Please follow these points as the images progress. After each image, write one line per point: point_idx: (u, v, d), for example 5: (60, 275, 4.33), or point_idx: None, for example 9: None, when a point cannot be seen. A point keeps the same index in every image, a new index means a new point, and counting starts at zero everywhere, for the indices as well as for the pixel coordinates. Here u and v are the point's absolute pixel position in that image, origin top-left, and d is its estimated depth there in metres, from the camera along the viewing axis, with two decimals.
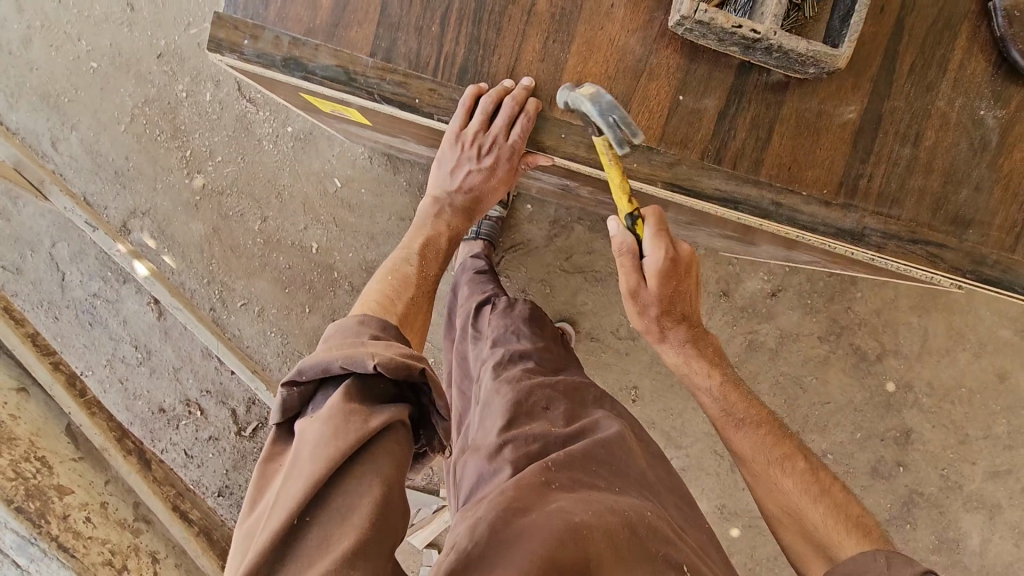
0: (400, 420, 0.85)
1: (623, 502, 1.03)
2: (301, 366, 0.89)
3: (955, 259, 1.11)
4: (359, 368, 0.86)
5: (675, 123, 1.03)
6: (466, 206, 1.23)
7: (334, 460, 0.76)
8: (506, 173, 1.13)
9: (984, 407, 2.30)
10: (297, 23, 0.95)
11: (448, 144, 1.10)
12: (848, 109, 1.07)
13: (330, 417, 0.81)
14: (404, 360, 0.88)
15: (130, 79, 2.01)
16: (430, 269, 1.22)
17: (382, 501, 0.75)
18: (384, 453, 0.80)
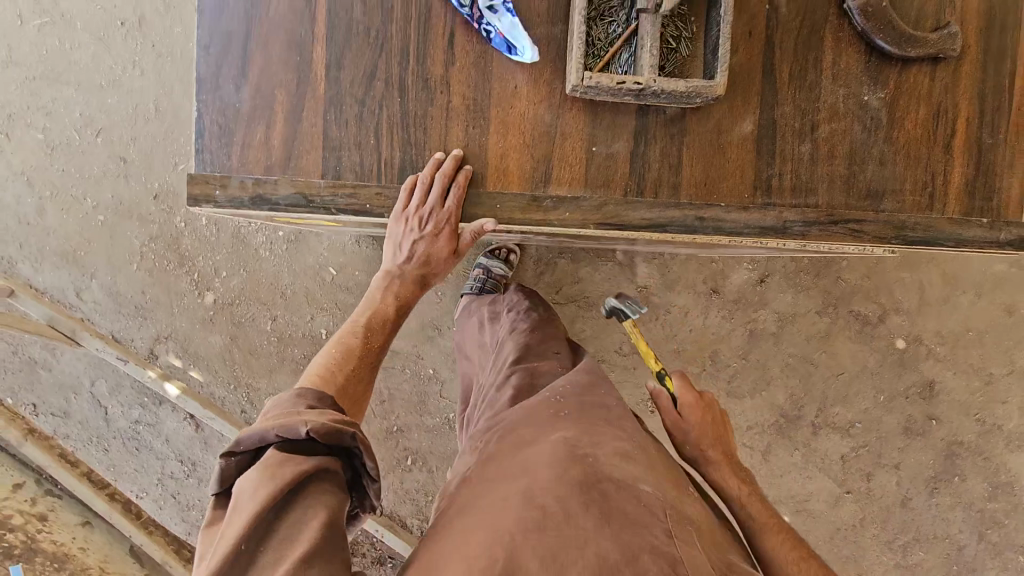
0: (332, 472, 0.97)
1: (620, 423, 1.19)
2: (239, 437, 0.99)
3: (878, 229, 1.22)
4: (292, 435, 0.97)
5: (595, 169, 1.17)
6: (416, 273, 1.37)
7: (269, 499, 0.89)
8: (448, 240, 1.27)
9: (1000, 343, 2.36)
10: (257, 166, 1.12)
11: (393, 223, 1.22)
12: (744, 123, 1.20)
13: (268, 466, 0.94)
14: (334, 425, 0.98)
15: (135, 223, 2.24)
16: (371, 334, 1.37)
17: (325, 521, 0.91)
18: (319, 489, 0.94)
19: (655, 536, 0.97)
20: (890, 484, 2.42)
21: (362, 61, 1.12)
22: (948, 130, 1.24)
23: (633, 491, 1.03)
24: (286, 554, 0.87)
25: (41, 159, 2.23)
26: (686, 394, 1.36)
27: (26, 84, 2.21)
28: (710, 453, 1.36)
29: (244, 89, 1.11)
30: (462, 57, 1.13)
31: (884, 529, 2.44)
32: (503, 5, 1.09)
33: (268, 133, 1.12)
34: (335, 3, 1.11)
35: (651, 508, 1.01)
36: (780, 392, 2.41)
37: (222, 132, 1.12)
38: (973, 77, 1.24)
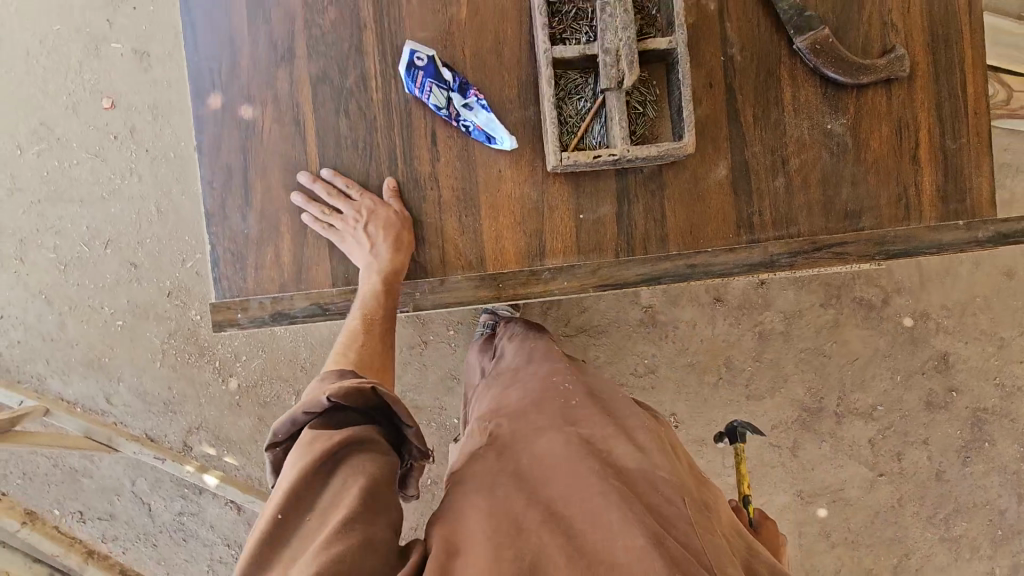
0: (367, 435, 0.89)
1: (633, 415, 1.14)
2: (274, 426, 0.93)
3: (860, 248, 1.28)
4: (318, 408, 0.90)
5: (585, 235, 1.24)
6: (394, 269, 1.15)
7: (309, 468, 0.83)
8: (390, 229, 1.15)
9: (1005, 306, 2.40)
10: (272, 283, 1.19)
11: (335, 238, 1.17)
12: (719, 169, 1.27)
13: (302, 441, 0.89)
14: (352, 385, 0.90)
15: (152, 323, 2.32)
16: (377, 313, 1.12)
17: (369, 482, 0.84)
18: (356, 453, 0.87)
19: (679, 531, 0.93)
20: (922, 460, 2.45)
21: (355, 172, 1.20)
22: (912, 142, 1.30)
23: (655, 481, 1.00)
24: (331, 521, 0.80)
25: (56, 276, 2.32)
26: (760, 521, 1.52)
27: (33, 208, 2.31)
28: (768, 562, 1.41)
29: (251, 215, 1.19)
30: (446, 153, 1.21)
31: (924, 506, 2.46)
32: (477, 102, 1.18)
33: (278, 252, 1.19)
34: (321, 123, 1.19)
35: (674, 500, 0.98)
36: (798, 387, 2.45)
37: (235, 257, 1.19)
38: (927, 90, 1.30)
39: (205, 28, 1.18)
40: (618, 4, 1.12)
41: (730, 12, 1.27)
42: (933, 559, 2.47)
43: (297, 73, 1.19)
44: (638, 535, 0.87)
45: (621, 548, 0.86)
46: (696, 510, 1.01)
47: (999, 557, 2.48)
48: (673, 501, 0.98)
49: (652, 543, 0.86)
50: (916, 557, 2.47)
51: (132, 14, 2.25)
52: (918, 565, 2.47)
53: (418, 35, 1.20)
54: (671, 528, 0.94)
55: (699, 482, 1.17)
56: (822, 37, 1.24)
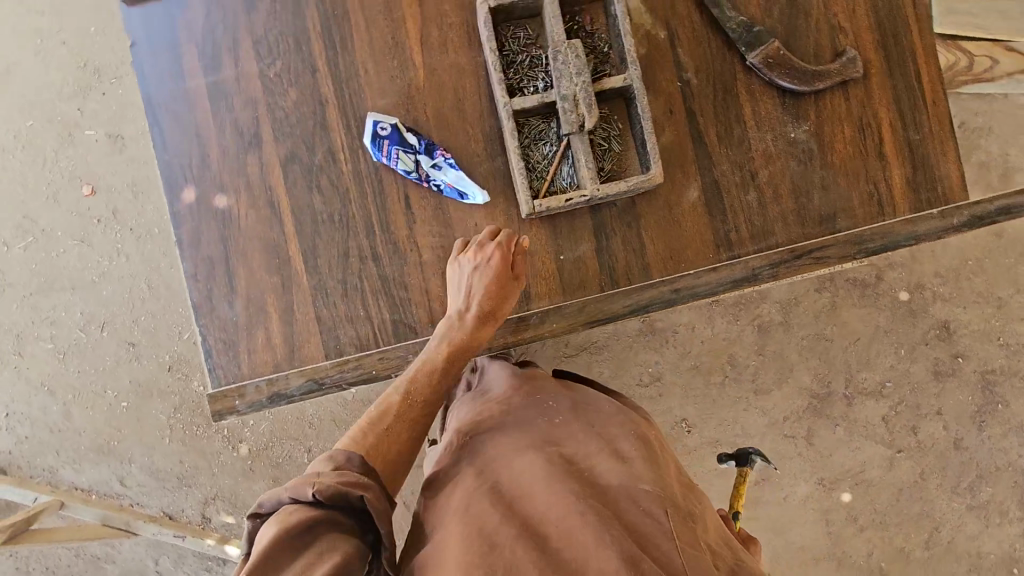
0: (340, 535, 0.82)
1: (616, 423, 1.10)
2: (258, 501, 0.85)
3: (841, 250, 1.29)
4: (300, 496, 0.82)
5: (567, 274, 1.26)
6: (475, 338, 1.15)
7: (275, 541, 0.77)
8: (501, 292, 1.15)
9: (999, 266, 2.41)
10: (265, 365, 1.20)
11: (460, 265, 1.16)
12: (690, 191, 1.28)
13: (274, 523, 0.81)
14: (340, 485, 0.83)
15: (157, 400, 2.33)
16: (419, 394, 1.08)
17: (337, 565, 0.77)
18: (331, 535, 0.81)
19: (657, 548, 0.88)
20: (938, 431, 2.45)
21: (334, 245, 1.21)
22: (876, 139, 1.32)
23: (636, 495, 0.94)
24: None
25: (56, 366, 2.33)
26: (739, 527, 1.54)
27: (25, 302, 2.32)
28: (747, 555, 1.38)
29: (237, 302, 1.20)
30: (421, 213, 1.22)
31: (947, 476, 2.45)
32: (445, 160, 1.20)
33: (268, 334, 1.20)
34: (296, 202, 1.21)
35: (657, 513, 0.92)
36: (805, 375, 2.45)
37: (227, 344, 1.20)
38: (883, 86, 1.32)
39: (171, 125, 1.21)
40: (569, 51, 1.15)
41: (681, 37, 1.29)
42: (964, 529, 2.46)
43: (266, 157, 1.21)
44: (612, 557, 0.83)
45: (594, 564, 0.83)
46: (679, 521, 0.93)
47: None
48: (655, 515, 0.92)
49: (626, 564, 0.82)
50: (946, 529, 2.46)
51: (102, 99, 2.28)
52: (950, 537, 2.45)
53: (379, 102, 1.22)
54: (650, 545, 0.88)
55: (687, 489, 1.07)
56: (773, 50, 1.26)
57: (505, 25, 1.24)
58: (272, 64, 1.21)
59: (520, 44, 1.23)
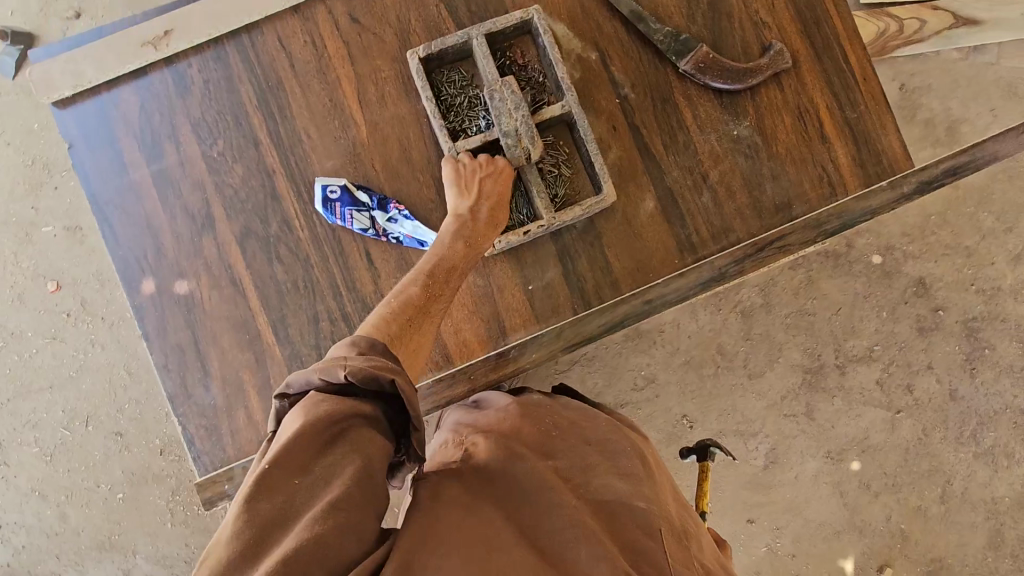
0: (368, 425, 0.81)
1: (615, 438, 1.06)
2: (288, 379, 0.86)
3: (800, 236, 1.32)
4: (333, 379, 0.82)
5: (540, 303, 1.26)
6: (485, 242, 1.15)
7: (302, 437, 0.75)
8: (505, 196, 1.18)
9: (962, 216, 2.46)
10: (250, 444, 1.18)
11: (468, 166, 1.17)
12: (646, 202, 1.30)
13: (301, 411, 0.80)
14: (374, 370, 0.82)
15: (153, 486, 2.27)
16: (436, 288, 1.09)
17: (360, 471, 0.76)
18: (357, 430, 0.80)
19: (651, 565, 0.86)
20: (932, 385, 2.48)
21: (302, 313, 1.20)
22: (816, 124, 1.35)
23: (633, 509, 0.92)
24: (312, 504, 0.71)
25: (44, 469, 2.27)
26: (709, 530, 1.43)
27: (4, 408, 2.27)
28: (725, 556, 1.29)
29: (212, 385, 1.18)
30: (384, 267, 1.22)
31: (949, 428, 2.48)
32: (400, 213, 1.20)
33: (248, 412, 1.18)
34: (258, 277, 1.20)
35: (653, 530, 0.89)
36: (794, 351, 2.47)
37: (209, 429, 1.18)
38: (813, 72, 1.36)
39: (122, 220, 1.20)
40: (504, 88, 1.16)
41: (612, 56, 1.32)
42: (974, 478, 2.48)
43: (222, 237, 1.20)
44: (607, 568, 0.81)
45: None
46: (671, 538, 0.91)
47: None
48: (650, 532, 0.90)
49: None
50: (958, 480, 2.47)
51: (54, 194, 2.25)
52: (962, 487, 2.47)
53: (326, 164, 1.22)
54: (644, 564, 0.86)
55: (679, 508, 1.04)
56: (703, 55, 1.29)
57: (439, 71, 1.25)
58: (215, 144, 1.21)
59: (457, 86, 1.24)
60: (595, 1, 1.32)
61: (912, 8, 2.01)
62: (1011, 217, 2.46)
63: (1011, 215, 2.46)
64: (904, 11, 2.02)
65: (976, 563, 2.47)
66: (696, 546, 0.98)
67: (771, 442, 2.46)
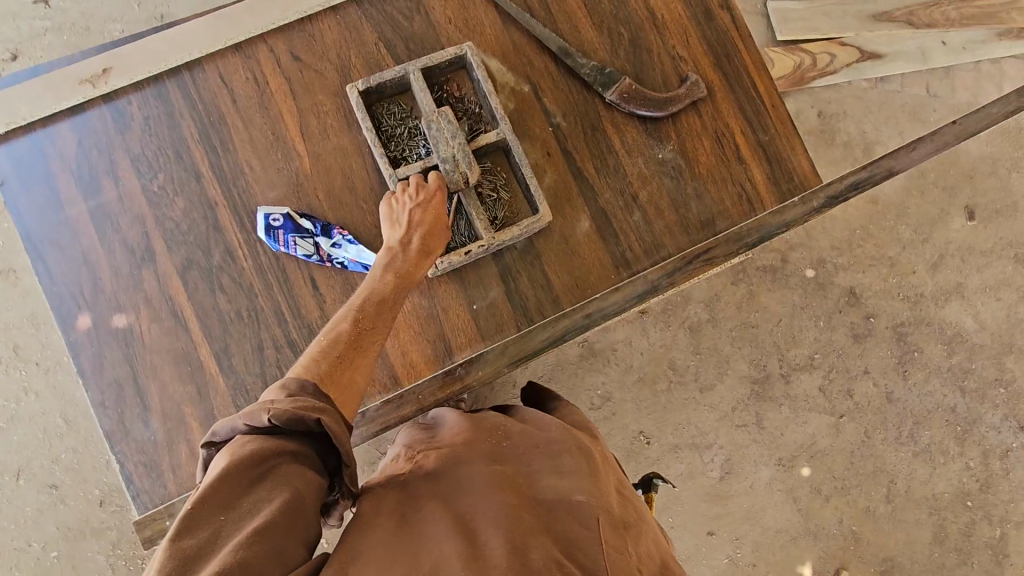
0: (294, 461, 0.85)
1: (563, 437, 1.07)
2: (215, 428, 0.89)
3: (725, 248, 1.42)
4: (256, 424, 0.85)
5: (484, 321, 1.31)
6: (417, 270, 1.17)
7: (227, 476, 0.80)
8: (437, 223, 1.20)
9: (884, 229, 2.66)
10: (193, 478, 1.16)
11: (397, 198, 1.20)
12: (581, 222, 1.38)
13: (226, 454, 0.84)
14: (296, 411, 0.85)
15: (91, 541, 2.14)
16: (366, 322, 1.09)
17: (285, 503, 0.80)
18: (285, 467, 0.84)
19: (586, 556, 0.86)
20: (870, 389, 2.62)
21: (246, 341, 1.21)
22: (733, 147, 1.47)
23: (571, 503, 0.93)
24: (236, 535, 0.76)
25: None
26: None
27: None
28: None
29: (153, 419, 1.17)
30: (329, 293, 1.24)
31: (888, 429, 2.61)
32: (343, 238, 1.23)
33: (190, 445, 1.17)
34: (200, 307, 1.20)
35: (590, 523, 0.90)
36: (740, 363, 2.58)
37: (148, 465, 1.16)
38: (727, 99, 1.49)
39: (56, 255, 1.19)
40: (440, 119, 1.23)
41: (543, 87, 1.41)
42: (915, 476, 2.61)
43: (162, 269, 1.20)
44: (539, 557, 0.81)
45: (519, 563, 0.80)
46: (611, 530, 0.91)
47: (969, 450, 2.63)
48: (589, 526, 0.90)
49: (553, 566, 0.81)
50: (900, 479, 2.60)
51: None
52: (905, 486, 2.60)
53: (269, 194, 1.25)
54: (577, 553, 0.87)
55: (627, 501, 1.06)
56: (626, 86, 1.39)
57: (379, 104, 1.31)
58: (155, 178, 1.22)
59: (396, 118, 1.30)
60: (525, 38, 1.41)
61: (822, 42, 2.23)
62: (927, 229, 2.67)
63: (927, 226, 2.67)
64: (816, 46, 2.25)
65: (923, 559, 2.59)
66: (640, 537, 0.98)
67: (726, 453, 2.54)
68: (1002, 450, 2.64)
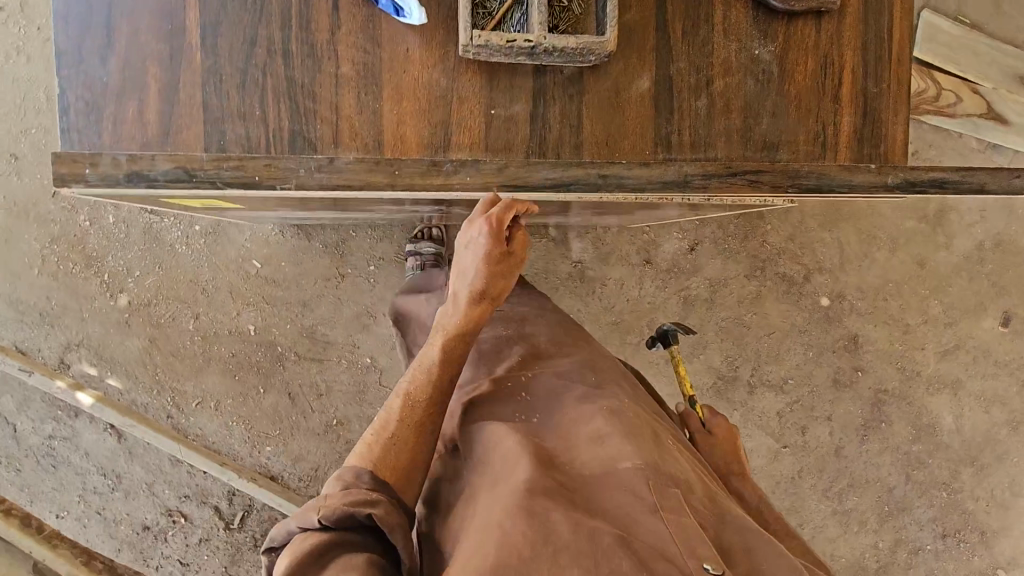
0: (354, 547, 0.95)
1: (589, 405, 1.19)
2: (273, 533, 1.00)
3: (775, 178, 1.24)
4: (310, 523, 0.95)
5: (495, 133, 1.16)
6: (470, 319, 1.24)
7: (293, 568, 0.90)
8: (493, 269, 1.22)
9: (914, 295, 2.40)
10: (132, 142, 1.06)
11: (465, 239, 1.22)
12: (642, 80, 1.21)
13: (292, 547, 0.94)
14: (344, 509, 0.94)
15: (32, 225, 2.14)
16: (421, 396, 1.16)
17: None
18: (346, 558, 0.93)
19: (646, 524, 0.98)
20: (823, 436, 2.41)
21: (240, 30, 1.07)
22: (835, 81, 1.29)
23: (615, 474, 1.04)
24: None
25: None
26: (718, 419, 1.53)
27: None
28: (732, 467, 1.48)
29: (112, 60, 1.05)
30: (348, 20, 1.10)
31: (822, 478, 2.41)
32: None
33: (140, 106, 1.05)
34: None
35: (636, 489, 1.02)
36: (714, 354, 2.39)
37: (90, 105, 1.05)
38: (854, 29, 1.29)
39: None
40: None
41: None
42: (823, 531, 2.41)
43: None
44: (605, 533, 0.94)
45: (586, 542, 0.93)
46: (657, 490, 1.02)
47: (883, 532, 2.42)
48: (638, 491, 1.01)
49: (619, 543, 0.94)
50: (808, 526, 2.41)
51: None
52: (809, 535, 2.40)
53: None
54: (634, 520, 0.99)
55: (665, 444, 1.16)
56: None
57: None
58: None
59: None
60: None
61: (954, 82, 2.10)
62: (956, 313, 2.40)
63: (958, 311, 2.41)
64: (948, 81, 2.09)
65: None
66: (687, 486, 1.09)
67: None
68: (914, 545, 2.43)
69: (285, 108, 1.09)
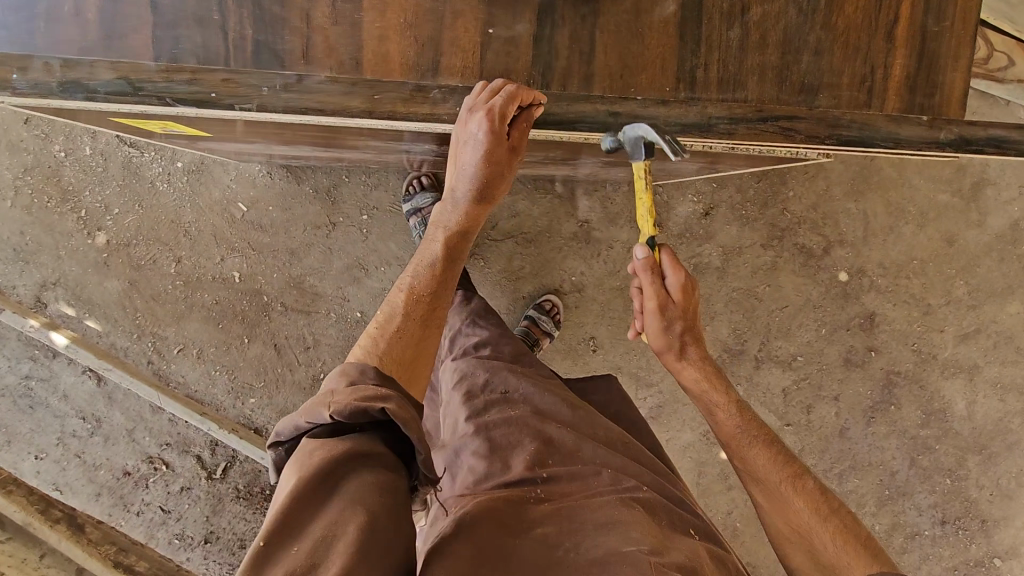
0: (369, 456, 0.85)
1: (601, 500, 1.12)
2: (277, 428, 0.90)
3: (809, 126, 1.09)
4: (321, 421, 0.85)
5: (493, 56, 1.01)
6: (472, 220, 1.15)
7: (298, 490, 0.79)
8: (491, 168, 1.05)
9: (939, 274, 2.23)
10: (70, 45, 0.93)
11: (458, 129, 1.00)
12: (666, 4, 1.04)
13: (298, 459, 0.84)
14: (358, 405, 0.84)
15: (4, 154, 2.02)
16: (425, 294, 1.10)
17: (366, 523, 0.79)
18: (356, 480, 0.82)
19: None
20: (829, 415, 2.30)
21: None
22: (891, 17, 1.11)
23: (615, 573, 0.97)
24: (332, 547, 0.77)
25: None
26: (674, 278, 1.26)
27: None
28: (689, 345, 1.32)
29: None
30: None
31: (822, 459, 2.31)
32: None
33: (79, 5, 0.93)
34: None
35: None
36: (722, 326, 2.27)
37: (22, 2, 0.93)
38: None
39: None
40: None
41: None
42: None
43: None
44: None
45: None
46: None
47: (881, 516, 2.33)
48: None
49: None
50: None
51: None
52: None
53: None
54: None
55: (676, 539, 1.09)
56: None
57: None
58: None
59: None
60: None
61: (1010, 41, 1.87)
62: (982, 295, 2.23)
63: (984, 293, 2.23)
64: (1000, 40, 1.80)
65: None
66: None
67: (661, 399, 2.20)
68: (911, 531, 2.32)
69: (250, 15, 0.95)
